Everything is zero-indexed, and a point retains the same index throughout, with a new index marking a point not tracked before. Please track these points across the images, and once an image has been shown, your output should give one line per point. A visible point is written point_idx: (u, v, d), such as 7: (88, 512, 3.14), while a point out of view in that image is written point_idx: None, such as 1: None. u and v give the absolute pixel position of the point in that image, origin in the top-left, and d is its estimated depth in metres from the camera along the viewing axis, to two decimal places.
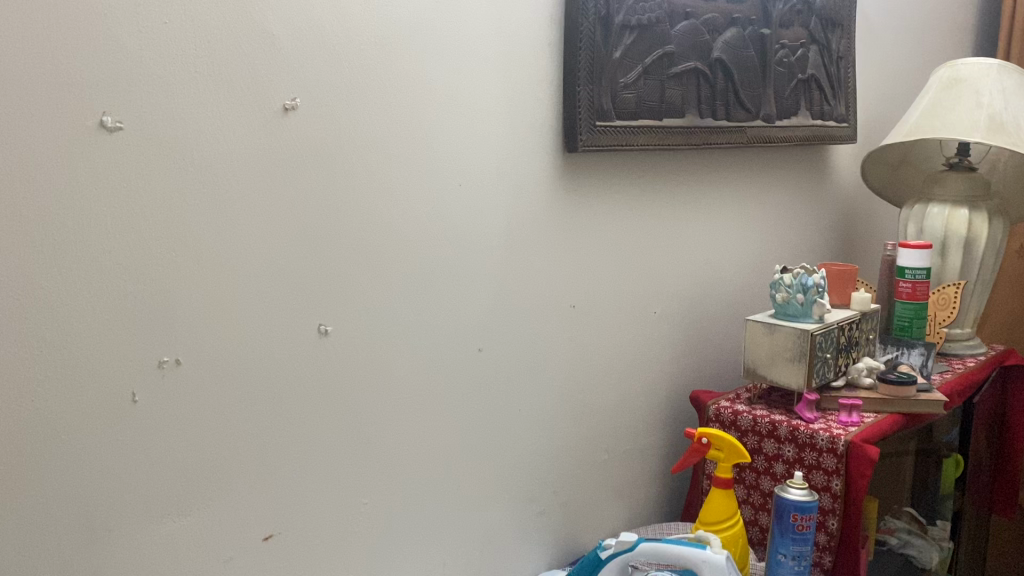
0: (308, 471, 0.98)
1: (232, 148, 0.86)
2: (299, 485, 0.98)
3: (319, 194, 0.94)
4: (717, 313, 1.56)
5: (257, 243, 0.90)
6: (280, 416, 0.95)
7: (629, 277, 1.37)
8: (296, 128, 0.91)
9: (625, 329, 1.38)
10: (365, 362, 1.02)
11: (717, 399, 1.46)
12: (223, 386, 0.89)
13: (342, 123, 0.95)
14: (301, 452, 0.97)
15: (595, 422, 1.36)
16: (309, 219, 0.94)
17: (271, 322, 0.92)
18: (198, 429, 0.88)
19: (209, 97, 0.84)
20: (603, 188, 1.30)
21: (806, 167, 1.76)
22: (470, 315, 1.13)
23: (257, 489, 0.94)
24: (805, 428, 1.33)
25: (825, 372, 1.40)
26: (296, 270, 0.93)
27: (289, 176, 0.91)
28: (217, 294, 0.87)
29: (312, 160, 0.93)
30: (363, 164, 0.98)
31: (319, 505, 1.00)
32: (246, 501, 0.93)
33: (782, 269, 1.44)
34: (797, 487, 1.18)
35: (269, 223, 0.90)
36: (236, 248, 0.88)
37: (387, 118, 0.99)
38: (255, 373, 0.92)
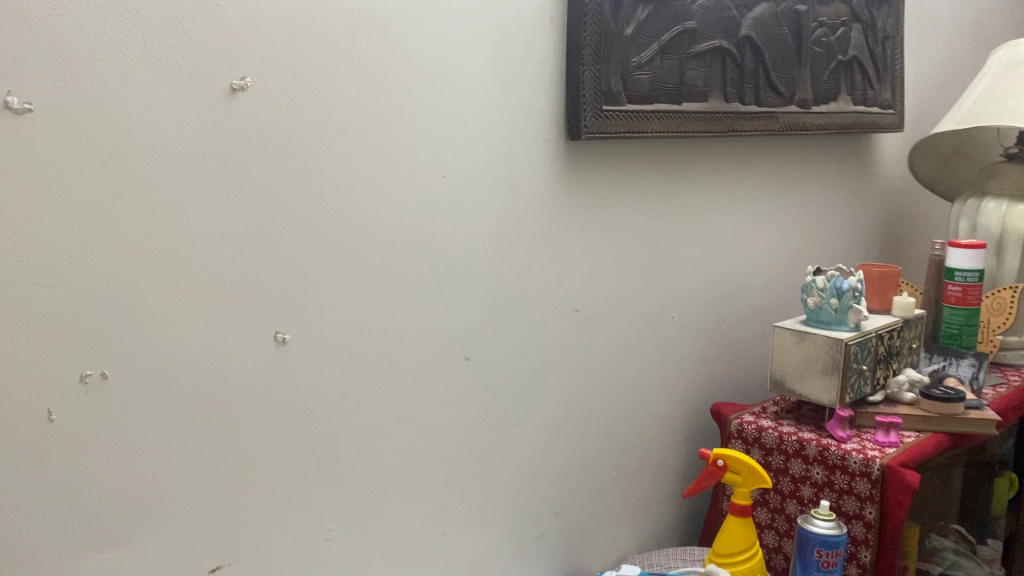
0: (267, 496, 0.88)
1: (167, 134, 0.76)
2: (256, 513, 0.88)
3: (277, 186, 0.84)
4: (742, 318, 1.43)
5: (202, 243, 0.79)
6: (232, 437, 0.85)
7: (642, 279, 1.25)
8: (246, 111, 0.81)
9: (637, 336, 1.26)
10: (333, 374, 0.91)
11: (739, 413, 1.33)
12: (161, 403, 0.79)
13: (301, 106, 0.84)
14: (258, 476, 0.87)
15: (602, 438, 1.24)
16: (264, 215, 0.83)
17: (220, 331, 0.82)
18: (131, 451, 0.78)
19: (140, 75, 0.74)
20: (613, 181, 1.18)
21: (846, 158, 1.61)
22: (456, 321, 1.02)
23: (206, 519, 0.84)
24: (836, 448, 1.20)
25: (861, 386, 1.26)
26: (249, 272, 0.83)
27: (240, 165, 0.81)
28: (150, 299, 0.77)
29: (265, 147, 0.82)
30: (326, 152, 0.87)
31: (281, 534, 0.90)
32: (193, 531, 0.83)
33: (814, 271, 1.30)
34: (822, 518, 1.04)
35: (215, 219, 0.80)
36: (174, 249, 0.78)
37: (355, 101, 0.88)
38: (199, 388, 0.82)
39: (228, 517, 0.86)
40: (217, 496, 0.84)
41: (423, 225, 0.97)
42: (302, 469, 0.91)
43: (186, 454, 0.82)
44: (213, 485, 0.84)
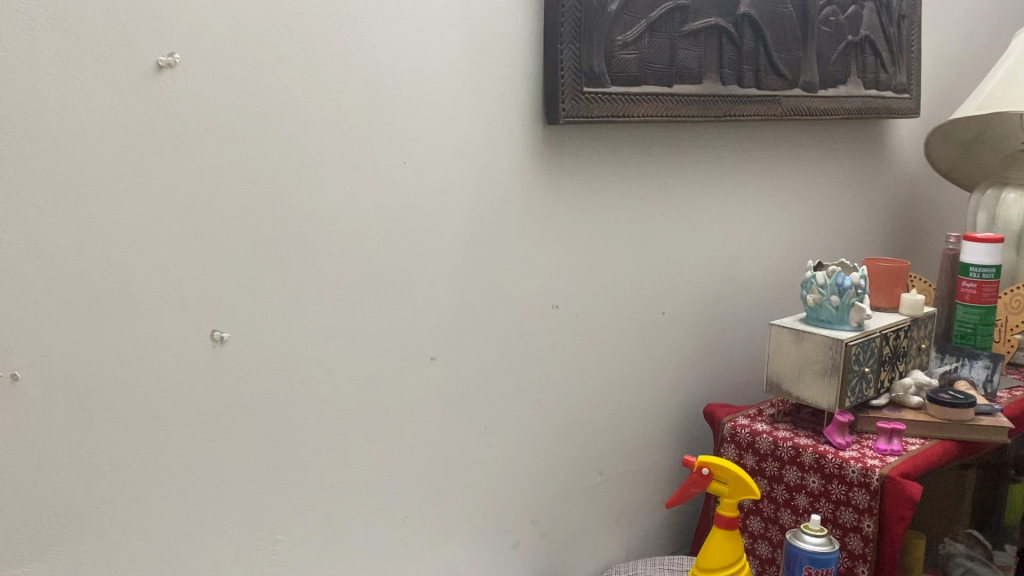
0: (206, 507, 0.83)
1: (83, 115, 0.70)
2: (195, 524, 0.82)
3: (213, 173, 0.77)
4: (740, 314, 1.35)
5: (127, 235, 0.73)
6: (165, 443, 0.79)
7: (629, 273, 1.18)
8: (175, 90, 0.74)
9: (623, 334, 1.19)
10: (280, 374, 0.85)
11: (733, 415, 1.25)
12: (83, 406, 0.74)
13: (239, 86, 0.78)
14: (197, 484, 0.81)
15: (584, 442, 1.17)
16: (198, 204, 0.77)
17: (149, 329, 0.76)
18: (50, 458, 0.73)
19: (50, 51, 0.68)
20: (597, 168, 1.10)
21: (856, 146, 1.52)
22: (420, 318, 0.96)
23: (138, 530, 0.79)
24: (833, 456, 1.12)
25: (863, 389, 1.18)
26: (182, 265, 0.77)
27: (169, 149, 0.74)
28: (68, 295, 0.72)
29: (198, 130, 0.76)
30: (268, 136, 0.80)
31: (224, 545, 0.85)
32: (122, 545, 0.78)
33: (815, 265, 1.22)
34: (812, 533, 0.97)
35: (142, 209, 0.74)
36: (94, 240, 0.72)
37: (301, 81, 0.82)
38: (128, 390, 0.76)
39: (163, 528, 0.80)
40: (150, 506, 0.79)
41: (381, 216, 0.90)
42: (246, 476, 0.85)
43: (113, 461, 0.76)
44: (145, 495, 0.78)
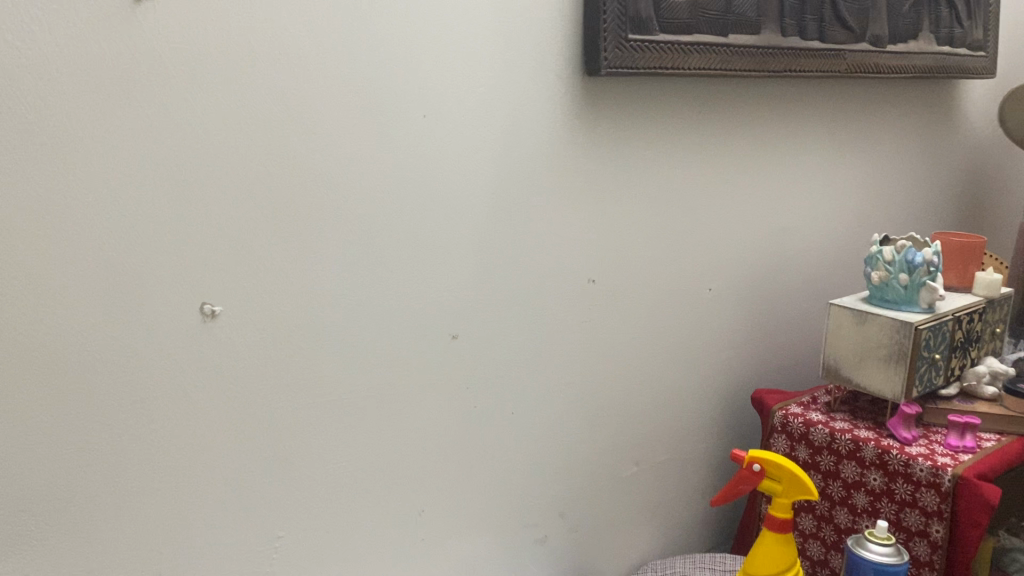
0: (196, 499, 0.75)
1: (48, 52, 0.62)
2: (182, 516, 0.74)
3: (198, 123, 0.69)
4: (792, 292, 1.24)
5: (97, 191, 0.66)
6: (148, 425, 0.71)
7: (673, 247, 1.07)
8: (155, 26, 0.66)
9: (665, 312, 1.08)
10: (277, 353, 0.77)
11: (785, 403, 1.14)
12: (51, 382, 0.66)
13: (230, 23, 0.69)
14: (183, 472, 0.74)
15: (619, 431, 1.07)
16: (178, 159, 0.69)
17: (124, 296, 0.68)
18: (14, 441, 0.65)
19: None
20: (642, 127, 0.99)
21: (924, 108, 1.39)
22: (439, 292, 0.86)
23: (117, 521, 0.71)
24: (899, 452, 1.00)
25: (932, 377, 1.06)
26: (164, 227, 0.69)
27: (144, 93, 0.66)
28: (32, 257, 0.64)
29: (182, 74, 0.68)
30: (264, 81, 0.71)
31: (217, 541, 0.77)
32: (101, 537, 0.71)
33: (882, 238, 1.10)
34: (878, 542, 0.86)
35: (115, 161, 0.66)
36: (61, 199, 0.64)
37: (303, 19, 0.72)
38: (104, 366, 0.68)
39: (145, 520, 0.73)
40: (131, 495, 0.71)
41: (392, 175, 0.80)
42: (240, 465, 0.77)
43: (87, 445, 0.69)
44: (123, 484, 0.71)
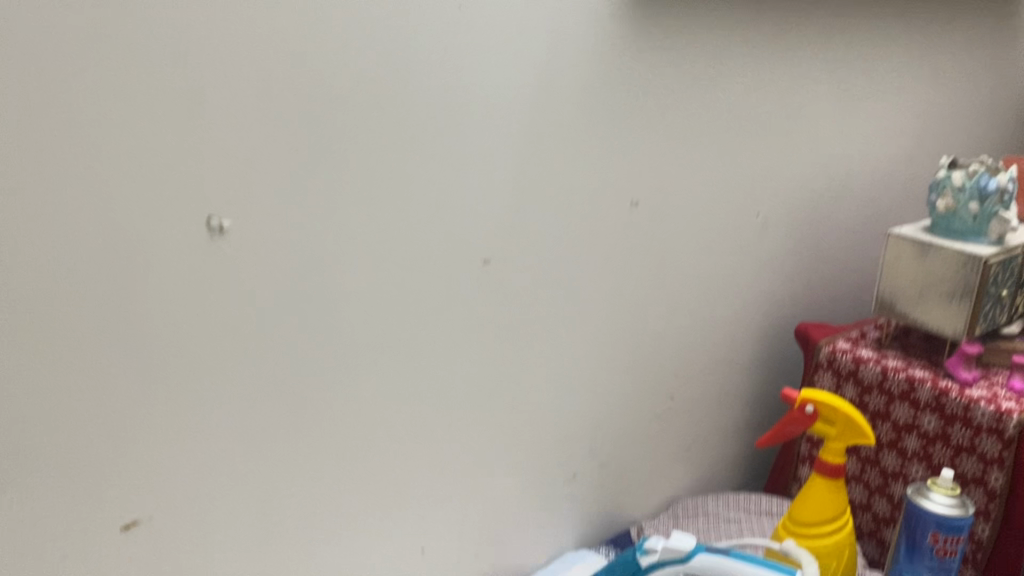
0: (201, 437, 0.67)
1: None
2: (187, 455, 0.66)
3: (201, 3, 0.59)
4: (841, 220, 1.15)
5: (81, 78, 0.55)
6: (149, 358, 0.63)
7: (721, 167, 0.97)
8: None
9: (709, 238, 1.00)
10: (291, 274, 0.68)
11: (832, 338, 1.06)
12: (34, 304, 0.57)
13: None
14: (187, 407, 0.65)
15: (655, 363, 1.00)
16: (179, 44, 0.59)
17: (117, 205, 0.59)
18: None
19: None
20: (693, 30, 0.89)
21: (991, 22, 1.27)
22: (469, 209, 0.77)
23: (119, 464, 0.64)
24: (958, 395, 0.93)
25: (995, 315, 0.98)
26: (165, 132, 0.59)
27: None
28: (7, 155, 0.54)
29: None
30: None
31: (231, 483, 0.70)
32: (95, 479, 0.62)
33: (949, 161, 1.01)
34: (941, 493, 0.80)
35: (103, 45, 0.56)
36: (41, 86, 0.54)
37: None
38: (95, 286, 0.59)
39: (145, 460, 0.64)
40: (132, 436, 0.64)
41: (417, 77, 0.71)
42: (251, 399, 0.69)
43: (84, 382, 0.60)
44: (118, 420, 0.62)
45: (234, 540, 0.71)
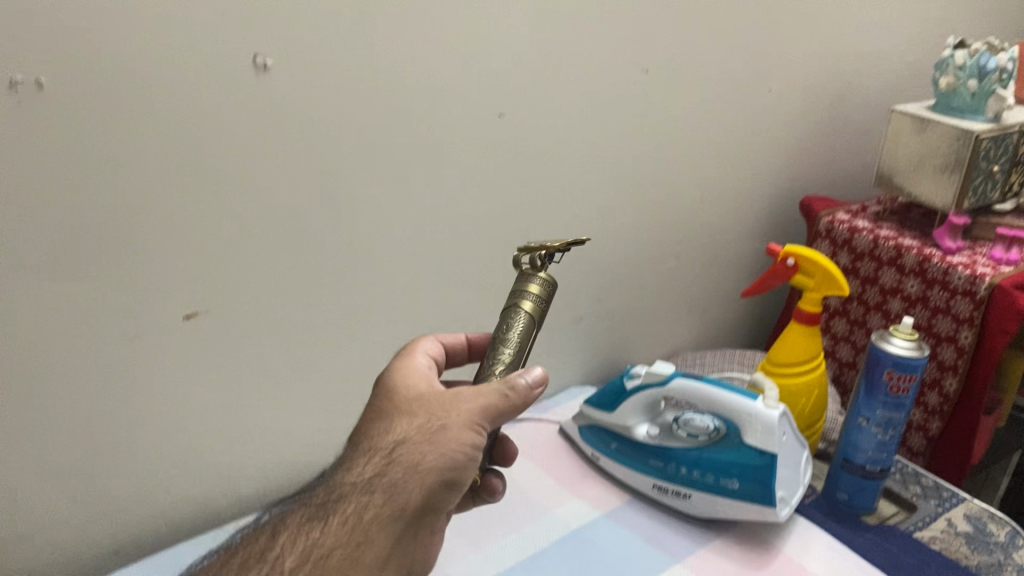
0: (253, 263, 0.81)
1: None
2: (240, 271, 0.81)
3: None
4: (862, 103, 1.22)
5: None
6: (208, 202, 0.76)
7: (734, 51, 1.05)
8: None
9: (723, 114, 1.08)
10: (329, 133, 0.81)
11: (833, 209, 1.14)
12: (117, 148, 0.70)
13: None
14: (236, 239, 0.79)
15: (665, 230, 1.11)
16: None
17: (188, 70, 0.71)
18: (88, 198, 0.70)
19: None
20: None
21: None
22: (488, 80, 0.88)
23: (187, 280, 0.78)
24: (939, 260, 1.00)
25: (987, 191, 1.05)
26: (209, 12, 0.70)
27: None
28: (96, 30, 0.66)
29: None
30: None
31: (272, 300, 0.84)
32: (162, 289, 0.77)
33: (959, 41, 1.06)
34: (901, 338, 0.88)
35: None
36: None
37: None
38: (168, 136, 0.72)
39: (205, 274, 0.79)
40: (196, 258, 0.78)
41: None
42: (287, 234, 0.82)
43: (160, 213, 0.74)
44: (179, 245, 0.76)
45: (280, 341, 0.87)
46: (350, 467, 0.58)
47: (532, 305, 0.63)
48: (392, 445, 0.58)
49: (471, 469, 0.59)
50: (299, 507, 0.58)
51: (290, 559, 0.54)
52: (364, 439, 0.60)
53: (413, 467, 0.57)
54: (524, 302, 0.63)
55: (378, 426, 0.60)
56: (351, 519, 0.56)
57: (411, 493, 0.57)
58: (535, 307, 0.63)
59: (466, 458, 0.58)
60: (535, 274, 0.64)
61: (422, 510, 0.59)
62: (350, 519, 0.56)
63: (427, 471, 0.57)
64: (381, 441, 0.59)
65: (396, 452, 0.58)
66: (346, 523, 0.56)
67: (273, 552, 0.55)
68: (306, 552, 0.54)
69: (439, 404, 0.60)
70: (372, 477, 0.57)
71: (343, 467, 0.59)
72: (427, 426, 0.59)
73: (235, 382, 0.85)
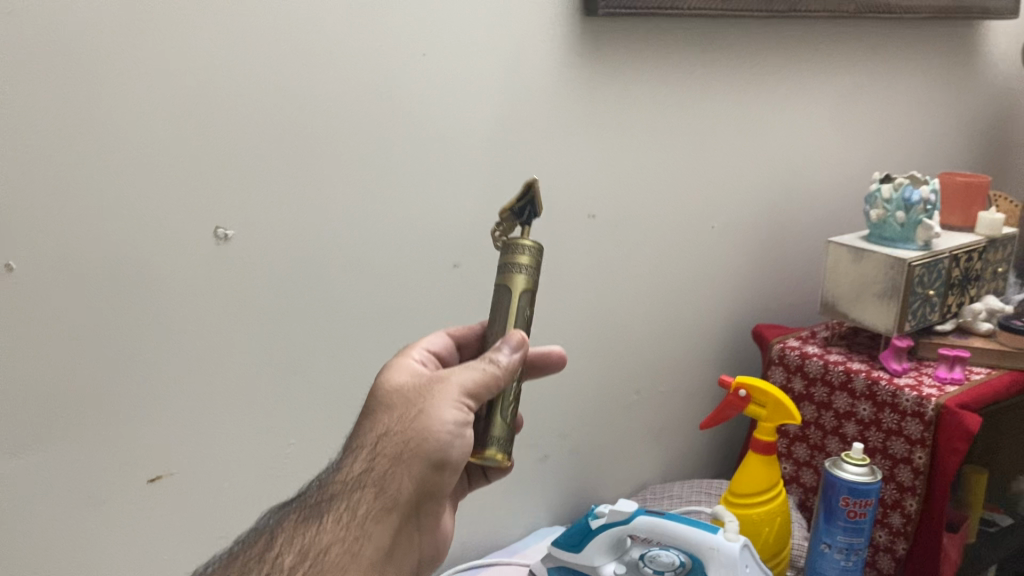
0: (218, 421, 0.83)
1: (90, 39, 0.70)
2: (205, 429, 0.83)
3: (209, 103, 0.76)
4: (802, 235, 1.29)
5: (122, 152, 0.73)
6: (172, 366, 0.79)
7: (676, 194, 1.12)
8: (182, 28, 0.73)
9: (672, 253, 1.14)
10: (291, 293, 0.85)
11: (784, 337, 1.19)
12: (81, 321, 0.74)
13: (259, 21, 0.77)
14: (200, 399, 0.82)
15: (625, 365, 1.14)
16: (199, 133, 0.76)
17: (152, 245, 0.76)
18: (53, 369, 0.73)
19: None
20: (641, 74, 1.04)
21: (945, 50, 1.40)
22: (442, 234, 0.94)
23: (151, 442, 0.80)
24: (887, 383, 1.04)
25: (926, 313, 1.09)
26: (171, 190, 0.76)
27: (176, 101, 0.74)
28: (64, 214, 0.71)
29: (203, 66, 0.75)
30: (287, 64, 0.79)
31: (237, 458, 0.86)
32: (127, 453, 0.79)
33: (884, 177, 1.13)
34: (853, 463, 0.90)
35: (143, 134, 0.73)
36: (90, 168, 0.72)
37: (317, 6, 0.80)
38: (133, 306, 0.76)
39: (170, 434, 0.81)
40: (161, 420, 0.80)
41: (391, 100, 0.86)
42: (251, 391, 0.85)
43: (124, 378, 0.77)
44: (144, 407, 0.79)
45: (248, 499, 0.87)
46: (342, 468, 0.63)
47: (524, 280, 0.64)
48: (378, 440, 0.63)
49: (462, 450, 0.62)
50: (297, 511, 0.62)
51: (289, 557, 0.58)
52: (354, 441, 0.65)
53: (397, 457, 0.61)
54: (514, 280, 0.64)
55: (366, 424, 0.65)
56: (343, 517, 0.60)
57: (396, 483, 0.61)
58: (527, 283, 0.64)
59: (446, 438, 0.61)
60: (522, 245, 0.65)
61: (413, 499, 0.62)
62: (344, 516, 0.60)
63: (412, 457, 0.61)
64: (370, 437, 0.63)
65: (382, 446, 0.62)
66: (340, 520, 0.60)
67: (273, 553, 0.59)
68: (303, 550, 0.59)
69: (420, 389, 0.64)
70: (360, 474, 0.62)
71: (335, 471, 0.64)
72: (409, 414, 0.63)
73: (203, 542, 0.85)
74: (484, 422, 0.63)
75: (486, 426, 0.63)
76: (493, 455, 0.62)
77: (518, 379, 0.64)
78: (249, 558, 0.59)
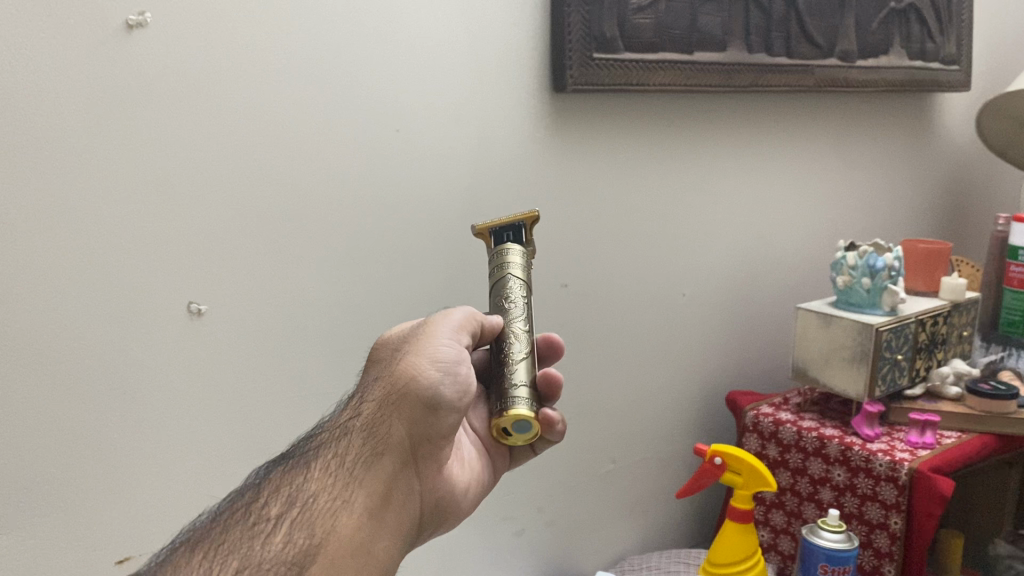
0: (187, 498, 0.82)
1: (67, 121, 0.71)
2: (174, 508, 0.82)
3: (183, 182, 0.77)
4: (770, 301, 1.31)
5: (94, 231, 0.73)
6: (141, 443, 0.78)
7: (645, 263, 1.13)
8: (159, 110, 0.75)
9: (643, 321, 1.15)
10: (262, 367, 0.85)
11: (756, 404, 1.19)
12: (50, 401, 0.73)
13: (235, 101, 0.79)
14: (169, 476, 0.81)
15: (600, 433, 1.14)
16: (173, 210, 0.77)
17: (123, 322, 0.76)
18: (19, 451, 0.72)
19: (39, 71, 0.69)
20: (610, 147, 1.06)
21: (901, 121, 1.45)
22: (415, 305, 0.94)
23: (118, 522, 0.78)
24: (860, 448, 1.04)
25: (895, 377, 1.11)
26: (144, 268, 0.76)
27: (150, 179, 0.75)
28: (34, 293, 0.71)
29: (178, 146, 0.76)
30: (262, 143, 0.81)
31: None
32: (92, 533, 0.77)
33: (849, 244, 1.15)
34: (830, 529, 0.90)
35: (116, 213, 0.74)
36: (62, 245, 0.72)
37: (291, 87, 0.82)
38: (102, 384, 0.75)
39: (136, 514, 0.79)
40: (129, 498, 0.79)
41: (363, 176, 0.88)
42: (221, 466, 0.84)
43: (92, 457, 0.76)
44: (111, 486, 0.77)
45: None
46: (339, 418, 0.68)
47: (511, 267, 0.72)
48: (372, 386, 0.67)
49: (455, 387, 0.65)
50: (294, 458, 0.66)
51: (277, 506, 0.62)
52: (353, 393, 0.69)
53: (386, 400, 0.66)
54: (502, 270, 0.72)
55: (365, 376, 0.70)
56: (332, 465, 0.64)
57: (387, 424, 0.65)
58: (510, 266, 0.72)
59: (435, 376, 0.64)
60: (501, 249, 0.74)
61: (409, 441, 0.66)
62: (337, 460, 0.64)
63: (402, 395, 0.65)
64: (366, 386, 0.68)
65: (374, 391, 0.67)
66: (333, 464, 0.64)
67: (262, 502, 0.63)
68: (292, 498, 0.62)
69: (412, 336, 0.69)
70: (353, 421, 0.66)
71: (333, 421, 0.68)
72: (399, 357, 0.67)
73: None
74: (504, 392, 0.65)
75: (506, 393, 0.65)
76: (521, 410, 0.63)
77: (520, 341, 0.69)
78: (244, 502, 0.63)
